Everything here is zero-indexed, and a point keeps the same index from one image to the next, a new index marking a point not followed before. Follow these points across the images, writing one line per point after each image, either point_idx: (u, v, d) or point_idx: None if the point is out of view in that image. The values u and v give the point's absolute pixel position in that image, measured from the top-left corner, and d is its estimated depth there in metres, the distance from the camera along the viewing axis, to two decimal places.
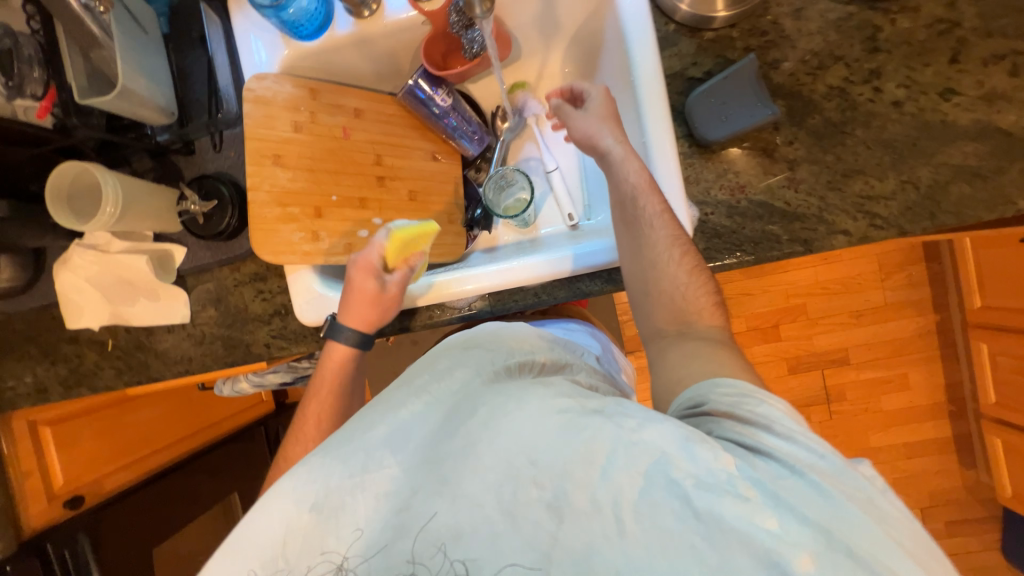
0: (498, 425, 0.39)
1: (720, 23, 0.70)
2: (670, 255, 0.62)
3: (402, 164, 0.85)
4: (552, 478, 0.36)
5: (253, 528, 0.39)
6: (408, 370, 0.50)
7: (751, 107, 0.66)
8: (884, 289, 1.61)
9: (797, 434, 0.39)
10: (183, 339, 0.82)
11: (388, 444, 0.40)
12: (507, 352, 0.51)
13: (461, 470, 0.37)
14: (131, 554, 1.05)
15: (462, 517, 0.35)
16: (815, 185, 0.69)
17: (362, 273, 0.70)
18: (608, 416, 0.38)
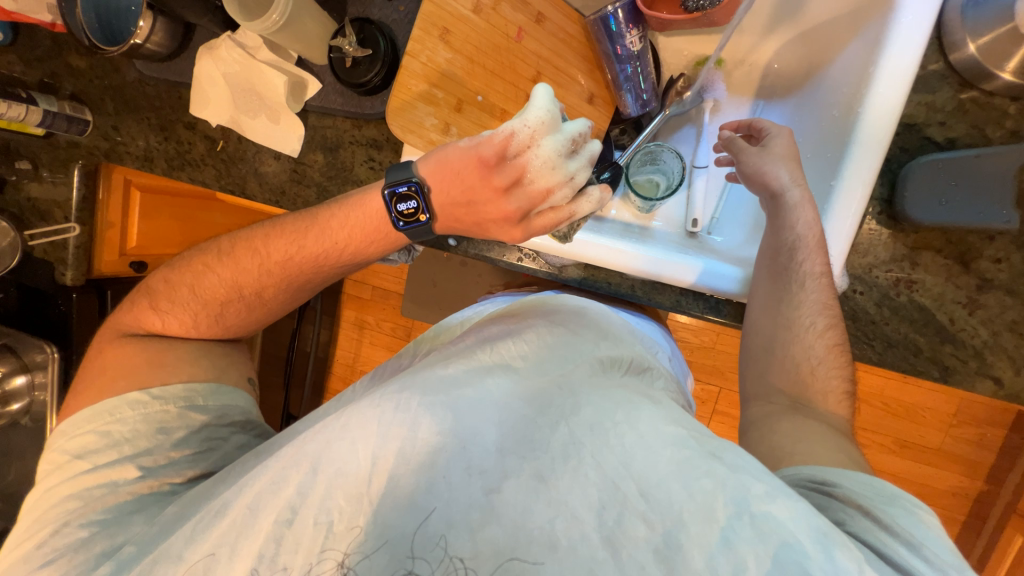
0: (604, 436, 0.41)
1: (1000, 88, 0.57)
2: (813, 322, 0.59)
3: (557, 93, 0.77)
4: (661, 521, 0.37)
5: (338, 454, 0.41)
6: (494, 334, 0.52)
7: (986, 205, 0.55)
8: (946, 435, 1.48)
9: (940, 562, 0.39)
10: (285, 171, 0.82)
11: (478, 413, 0.42)
12: (594, 345, 0.52)
13: (561, 472, 0.39)
14: None
15: (558, 529, 0.37)
16: (995, 317, 0.59)
17: (503, 211, 0.61)
18: (722, 465, 0.39)
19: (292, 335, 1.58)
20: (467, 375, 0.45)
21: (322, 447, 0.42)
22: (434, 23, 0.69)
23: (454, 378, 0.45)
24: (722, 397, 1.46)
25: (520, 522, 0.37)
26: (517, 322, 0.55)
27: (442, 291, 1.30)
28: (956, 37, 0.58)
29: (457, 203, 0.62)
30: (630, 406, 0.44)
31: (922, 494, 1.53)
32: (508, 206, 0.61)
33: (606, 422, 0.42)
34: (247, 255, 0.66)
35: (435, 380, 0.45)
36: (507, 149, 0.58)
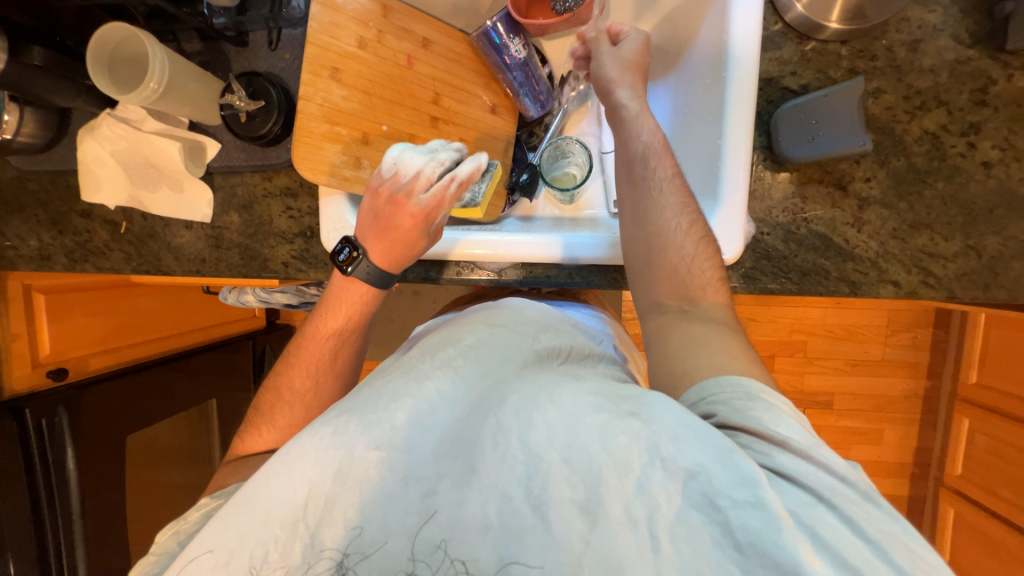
0: (528, 416, 0.42)
1: (831, 35, 0.66)
2: (679, 223, 0.61)
3: (459, 109, 0.81)
4: (582, 481, 0.40)
5: (274, 487, 0.42)
6: (432, 343, 0.54)
7: (843, 133, 0.63)
8: (886, 345, 1.62)
9: (812, 452, 0.41)
10: (200, 239, 0.79)
11: (411, 425, 0.44)
12: (532, 339, 0.53)
13: (489, 460, 0.41)
14: (108, 436, 1.06)
15: (490, 510, 0.40)
16: (880, 229, 0.67)
17: (409, 215, 0.62)
18: (641, 420, 0.41)
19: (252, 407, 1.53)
20: (400, 389, 0.46)
21: (258, 479, 0.43)
22: (322, 64, 0.70)
23: (384, 394, 0.45)
24: None
25: (457, 514, 0.40)
26: (453, 330, 0.55)
27: (398, 324, 1.28)
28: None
29: (381, 238, 0.64)
30: (552, 385, 0.45)
31: (881, 404, 1.67)
32: (410, 207, 0.61)
33: (530, 404, 0.43)
34: (286, 361, 0.70)
35: (365, 400, 0.46)
36: (381, 173, 0.63)
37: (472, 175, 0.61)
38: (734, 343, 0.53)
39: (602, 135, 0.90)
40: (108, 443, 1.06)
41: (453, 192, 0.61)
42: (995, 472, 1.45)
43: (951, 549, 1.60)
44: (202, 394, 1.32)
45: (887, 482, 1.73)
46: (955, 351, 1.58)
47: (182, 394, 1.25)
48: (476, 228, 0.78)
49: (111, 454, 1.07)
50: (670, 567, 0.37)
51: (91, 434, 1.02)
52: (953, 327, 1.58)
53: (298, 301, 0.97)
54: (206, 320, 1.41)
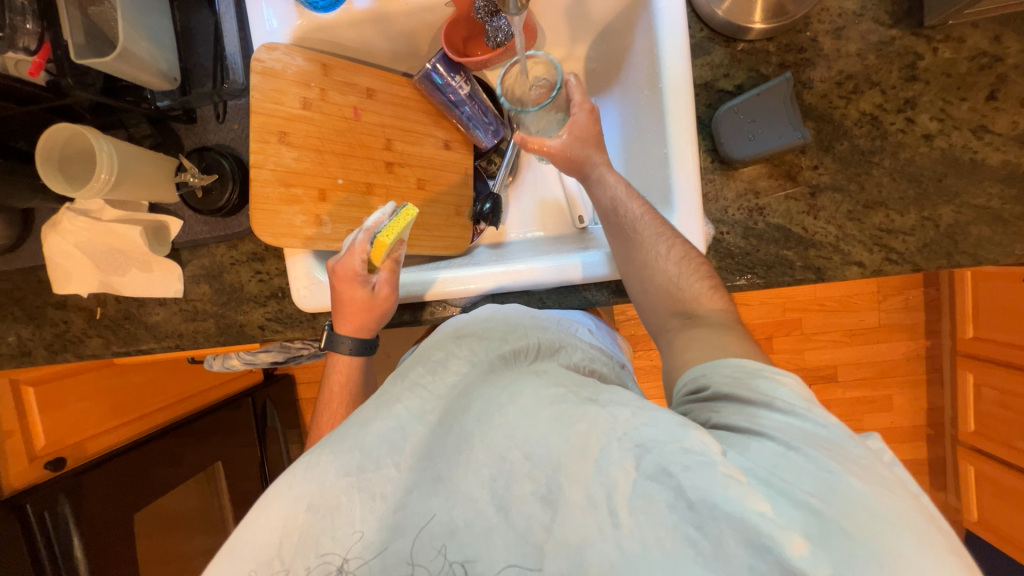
0: (491, 419, 0.43)
1: (756, 35, 0.67)
2: (659, 250, 0.60)
3: (412, 151, 0.82)
4: (544, 472, 0.40)
5: (254, 527, 0.43)
6: (400, 368, 0.54)
7: (780, 129, 0.64)
8: (879, 311, 1.62)
9: (799, 409, 0.42)
10: (175, 314, 0.79)
11: (383, 445, 0.44)
12: (499, 342, 0.55)
13: (454, 470, 0.42)
14: (113, 517, 1.06)
15: (456, 515, 0.40)
16: (836, 213, 0.68)
17: (346, 281, 0.69)
18: (599, 406, 0.43)
19: (259, 462, 1.54)
20: (374, 415, 0.47)
21: (238, 527, 0.43)
22: (269, 130, 0.71)
23: (361, 420, 0.47)
24: None
25: (425, 525, 0.40)
26: (423, 350, 0.56)
27: (394, 361, 1.29)
28: (706, 7, 0.68)
29: (343, 316, 0.71)
30: (514, 386, 0.46)
31: (885, 369, 1.66)
32: (343, 274, 0.69)
33: (491, 408, 0.44)
34: None
35: (342, 429, 0.47)
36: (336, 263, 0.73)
37: (378, 222, 0.68)
38: (740, 340, 0.52)
39: None
40: (113, 524, 1.06)
41: (363, 241, 0.68)
42: (1009, 425, 1.44)
43: (978, 508, 1.58)
44: (207, 459, 1.32)
45: (906, 447, 1.71)
46: (949, 307, 1.57)
47: (186, 461, 1.25)
48: (449, 265, 0.79)
49: (117, 536, 1.06)
50: (628, 540, 0.36)
51: (96, 519, 1.02)
52: (942, 283, 1.58)
53: (283, 357, 0.99)
54: (203, 384, 1.42)
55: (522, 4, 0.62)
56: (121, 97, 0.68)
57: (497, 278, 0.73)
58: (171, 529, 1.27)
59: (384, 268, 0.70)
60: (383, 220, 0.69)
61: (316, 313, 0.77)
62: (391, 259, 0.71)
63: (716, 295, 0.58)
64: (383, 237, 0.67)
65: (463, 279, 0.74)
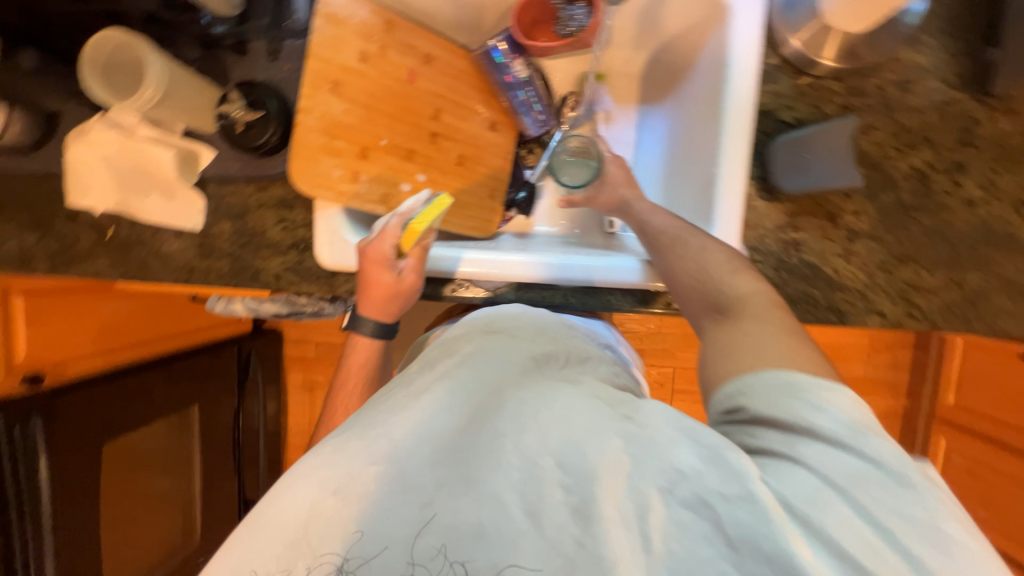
0: (525, 422, 0.44)
1: (823, 71, 0.68)
2: (684, 252, 0.63)
3: (458, 125, 0.81)
4: (577, 483, 0.41)
5: (277, 506, 0.42)
6: (433, 358, 0.53)
7: (835, 169, 0.64)
8: (867, 364, 1.66)
9: (843, 439, 0.40)
10: (189, 247, 0.77)
11: (411, 439, 0.43)
12: (531, 343, 0.54)
13: (485, 469, 0.42)
14: (82, 443, 1.04)
15: (485, 517, 0.40)
16: (868, 261, 0.69)
17: (374, 264, 0.68)
18: (634, 425, 0.43)
19: (235, 413, 1.53)
20: (403, 403, 0.46)
21: (261, 504, 0.42)
22: (323, 78, 0.70)
23: (390, 407, 0.46)
24: (677, 376, 1.57)
25: (457, 522, 0.40)
26: (452, 339, 0.56)
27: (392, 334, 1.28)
28: (781, 33, 0.68)
29: (367, 299, 0.70)
30: (550, 393, 0.47)
31: None
32: (372, 257, 0.68)
33: (526, 412, 0.45)
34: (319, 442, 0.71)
35: (370, 415, 0.46)
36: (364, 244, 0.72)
37: (412, 209, 0.69)
38: (777, 340, 0.49)
39: None
40: (82, 451, 1.04)
41: (396, 225, 0.67)
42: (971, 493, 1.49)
43: None
44: (183, 400, 1.30)
45: None
46: (934, 371, 1.62)
47: (160, 398, 1.23)
48: (471, 247, 0.78)
49: (85, 462, 1.04)
50: (660, 565, 0.38)
51: (66, 442, 1.00)
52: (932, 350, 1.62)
53: (287, 311, 0.97)
54: (190, 326, 1.41)
55: None
56: (177, 14, 0.66)
57: (519, 272, 0.72)
58: (135, 470, 1.23)
59: (412, 254, 0.69)
60: (416, 207, 0.69)
61: (335, 272, 0.76)
62: (421, 246, 0.69)
63: (745, 285, 0.57)
64: (416, 224, 0.67)
65: (490, 266, 0.73)
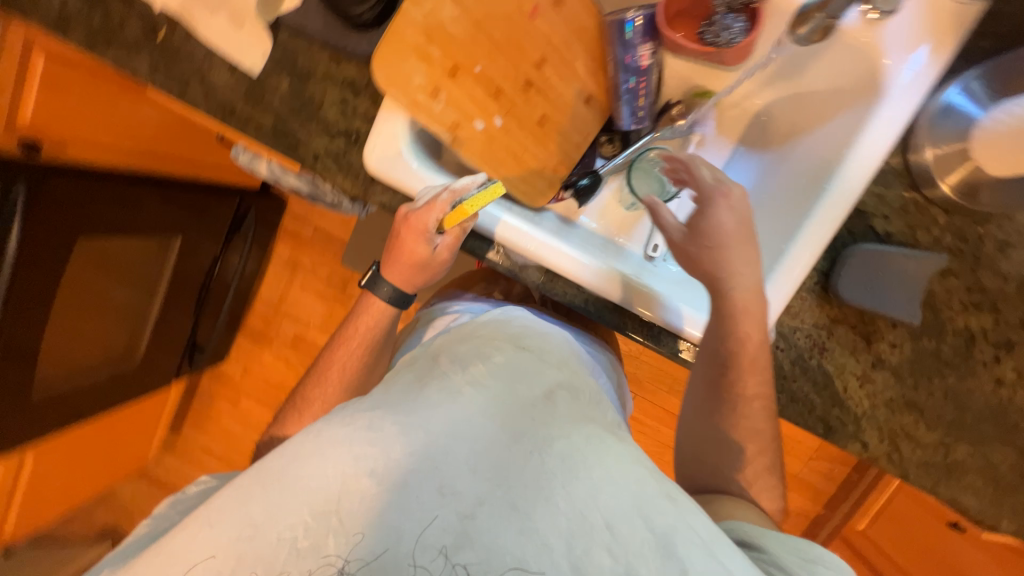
0: (573, 467, 0.50)
1: (936, 196, 0.65)
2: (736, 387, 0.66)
3: (556, 84, 0.75)
4: (622, 553, 0.45)
5: (315, 471, 0.48)
6: (475, 363, 0.60)
7: (900, 301, 0.64)
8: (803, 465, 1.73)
9: None
10: (238, 88, 0.71)
11: (452, 439, 0.50)
12: (554, 370, 0.64)
13: (535, 505, 0.47)
14: (57, 228, 1.00)
15: (529, 553, 0.45)
16: (878, 393, 0.68)
17: (413, 233, 0.67)
18: (673, 504, 0.49)
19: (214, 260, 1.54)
20: (442, 402, 0.54)
21: (296, 462, 0.49)
22: None
23: (428, 403, 0.54)
24: (634, 405, 1.60)
25: (490, 543, 0.45)
26: (489, 339, 0.65)
27: None
28: (919, 141, 0.65)
29: (396, 261, 0.70)
30: (598, 444, 0.53)
31: None
32: (413, 225, 0.66)
33: (577, 460, 0.50)
34: (310, 387, 0.71)
35: (410, 404, 0.54)
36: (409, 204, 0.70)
37: (465, 188, 0.65)
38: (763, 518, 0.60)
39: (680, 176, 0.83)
40: (54, 236, 1.00)
41: (446, 201, 0.64)
42: None
43: None
44: (161, 225, 1.27)
45: None
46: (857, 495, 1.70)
47: (141, 210, 1.19)
48: (517, 212, 0.75)
49: (55, 248, 1.01)
50: None
51: (43, 220, 0.96)
52: (866, 475, 1.71)
53: (307, 191, 0.95)
54: (199, 157, 1.40)
55: (807, 38, 0.67)
56: None
57: (554, 261, 0.70)
58: (102, 271, 1.20)
59: (451, 233, 0.68)
60: (470, 187, 0.66)
61: (376, 178, 0.71)
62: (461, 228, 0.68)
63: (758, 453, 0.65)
64: (467, 207, 0.63)
65: (532, 246, 0.70)
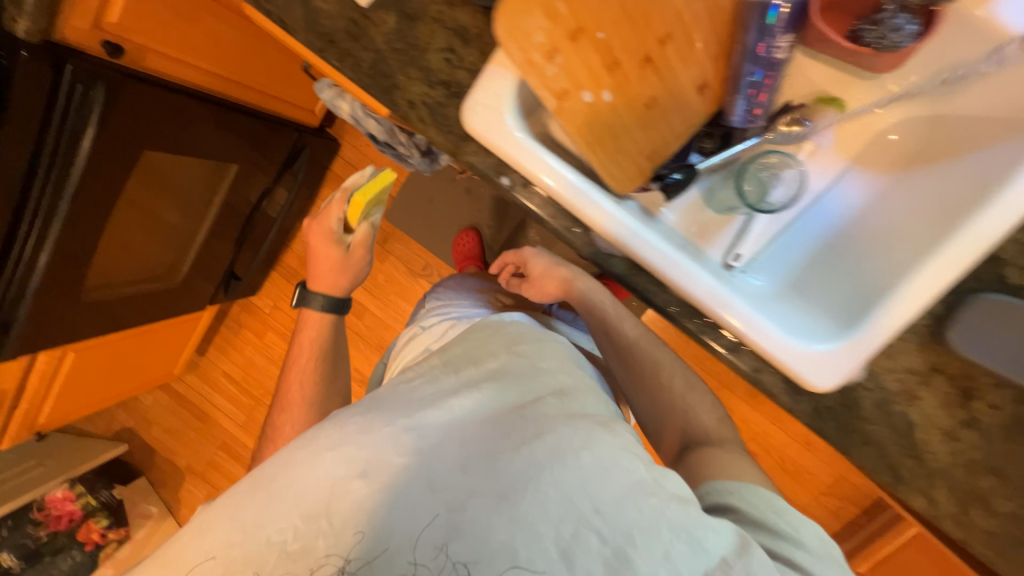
0: (561, 458, 0.60)
1: None
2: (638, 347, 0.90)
3: (676, 65, 0.69)
4: (613, 537, 0.55)
5: (301, 488, 0.62)
6: (468, 379, 0.73)
7: (995, 352, 0.59)
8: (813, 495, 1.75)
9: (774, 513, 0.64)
10: (341, 18, 0.67)
11: (433, 449, 0.63)
12: (541, 384, 0.72)
13: (523, 495, 0.57)
14: (126, 137, 0.99)
15: (520, 538, 0.55)
16: (961, 452, 0.64)
17: (316, 232, 1.09)
18: (655, 482, 0.60)
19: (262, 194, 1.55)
20: (436, 415, 0.67)
21: (289, 484, 0.63)
22: None
23: (422, 400, 0.70)
24: None
25: (478, 534, 0.56)
26: (488, 352, 0.78)
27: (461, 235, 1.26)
28: None
29: (315, 260, 1.11)
30: (588, 437, 0.62)
31: None
32: (314, 228, 1.08)
33: (569, 449, 0.60)
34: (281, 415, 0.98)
35: (407, 406, 0.69)
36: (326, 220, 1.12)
37: (354, 185, 1.09)
38: None
39: (783, 188, 0.78)
40: (123, 145, 0.99)
41: (339, 198, 1.08)
42: None
43: None
44: (222, 151, 1.26)
45: None
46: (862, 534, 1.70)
47: (204, 133, 1.17)
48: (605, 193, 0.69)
49: (123, 158, 1.01)
50: None
51: (114, 127, 0.95)
52: (875, 521, 1.69)
53: (383, 138, 0.94)
54: (267, 86, 1.38)
55: None
56: None
57: (645, 254, 0.65)
58: (161, 187, 1.21)
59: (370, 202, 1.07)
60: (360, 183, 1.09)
61: (470, 138, 0.67)
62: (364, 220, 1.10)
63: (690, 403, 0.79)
64: (396, 143, 0.98)
65: (625, 230, 0.65)
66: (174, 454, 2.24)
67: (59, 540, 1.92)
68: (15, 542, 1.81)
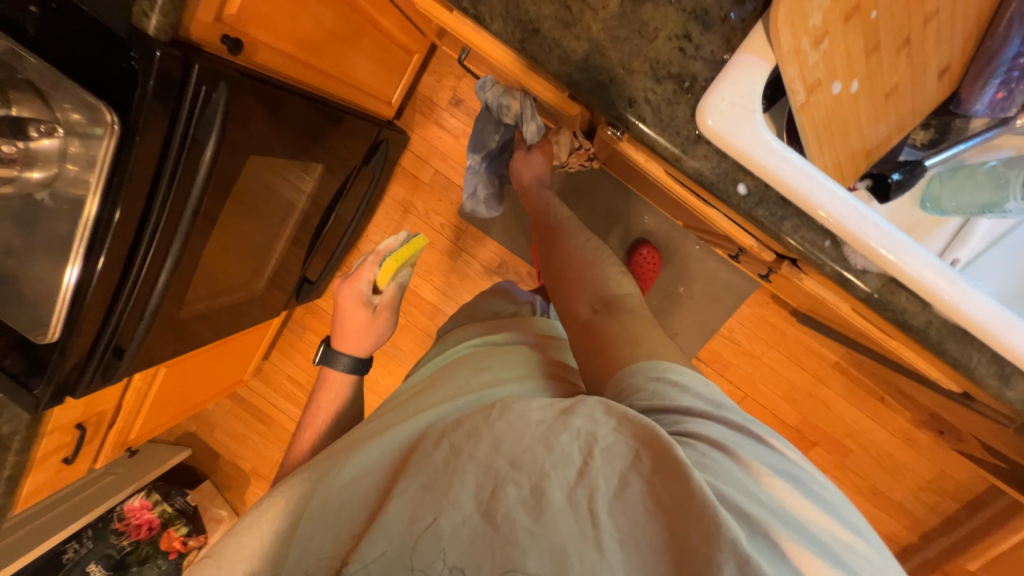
0: (474, 430, 0.56)
1: None
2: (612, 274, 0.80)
3: (930, 48, 0.61)
4: (527, 476, 0.51)
5: (248, 547, 0.61)
6: (380, 420, 0.72)
7: None
8: (909, 487, 1.70)
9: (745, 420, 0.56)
10: (551, 2, 0.58)
11: (360, 475, 0.61)
12: (472, 385, 0.71)
13: (440, 479, 0.53)
14: (242, 140, 0.90)
15: (448, 525, 0.50)
16: None
17: (347, 290, 0.99)
18: (572, 418, 0.54)
19: (340, 193, 1.46)
20: (350, 448, 0.67)
21: (225, 551, 0.61)
22: None
23: (359, 437, 0.70)
24: None
25: (421, 528, 0.51)
26: (435, 376, 0.78)
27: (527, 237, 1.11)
28: None
29: (343, 322, 0.99)
30: (500, 407, 0.58)
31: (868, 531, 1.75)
32: (345, 286, 1.00)
33: (479, 423, 0.56)
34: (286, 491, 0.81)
35: (344, 444, 0.70)
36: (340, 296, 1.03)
37: (386, 249, 1.02)
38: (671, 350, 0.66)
39: None
40: (238, 150, 0.91)
41: (373, 260, 1.00)
42: None
43: None
44: (314, 151, 1.18)
45: None
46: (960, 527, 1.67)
47: (299, 132, 1.08)
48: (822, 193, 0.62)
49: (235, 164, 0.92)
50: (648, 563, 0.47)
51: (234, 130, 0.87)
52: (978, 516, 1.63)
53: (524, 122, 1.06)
54: (353, 77, 1.28)
55: None
56: None
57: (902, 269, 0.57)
58: (259, 197, 1.11)
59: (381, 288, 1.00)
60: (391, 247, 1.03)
61: (701, 137, 0.59)
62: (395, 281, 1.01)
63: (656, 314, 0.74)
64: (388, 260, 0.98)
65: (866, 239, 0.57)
66: (237, 458, 2.20)
67: (142, 549, 1.93)
68: (100, 552, 1.86)
